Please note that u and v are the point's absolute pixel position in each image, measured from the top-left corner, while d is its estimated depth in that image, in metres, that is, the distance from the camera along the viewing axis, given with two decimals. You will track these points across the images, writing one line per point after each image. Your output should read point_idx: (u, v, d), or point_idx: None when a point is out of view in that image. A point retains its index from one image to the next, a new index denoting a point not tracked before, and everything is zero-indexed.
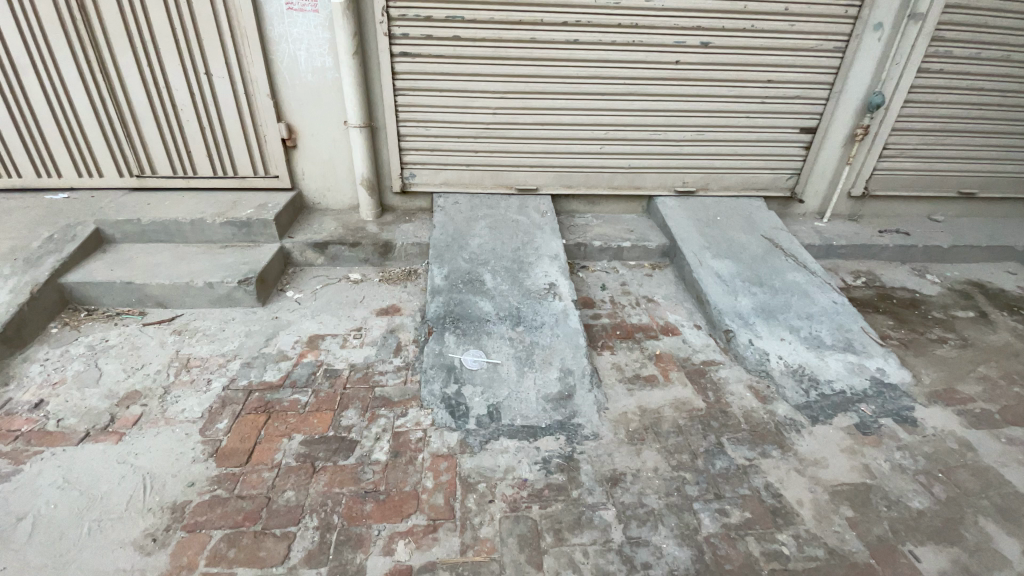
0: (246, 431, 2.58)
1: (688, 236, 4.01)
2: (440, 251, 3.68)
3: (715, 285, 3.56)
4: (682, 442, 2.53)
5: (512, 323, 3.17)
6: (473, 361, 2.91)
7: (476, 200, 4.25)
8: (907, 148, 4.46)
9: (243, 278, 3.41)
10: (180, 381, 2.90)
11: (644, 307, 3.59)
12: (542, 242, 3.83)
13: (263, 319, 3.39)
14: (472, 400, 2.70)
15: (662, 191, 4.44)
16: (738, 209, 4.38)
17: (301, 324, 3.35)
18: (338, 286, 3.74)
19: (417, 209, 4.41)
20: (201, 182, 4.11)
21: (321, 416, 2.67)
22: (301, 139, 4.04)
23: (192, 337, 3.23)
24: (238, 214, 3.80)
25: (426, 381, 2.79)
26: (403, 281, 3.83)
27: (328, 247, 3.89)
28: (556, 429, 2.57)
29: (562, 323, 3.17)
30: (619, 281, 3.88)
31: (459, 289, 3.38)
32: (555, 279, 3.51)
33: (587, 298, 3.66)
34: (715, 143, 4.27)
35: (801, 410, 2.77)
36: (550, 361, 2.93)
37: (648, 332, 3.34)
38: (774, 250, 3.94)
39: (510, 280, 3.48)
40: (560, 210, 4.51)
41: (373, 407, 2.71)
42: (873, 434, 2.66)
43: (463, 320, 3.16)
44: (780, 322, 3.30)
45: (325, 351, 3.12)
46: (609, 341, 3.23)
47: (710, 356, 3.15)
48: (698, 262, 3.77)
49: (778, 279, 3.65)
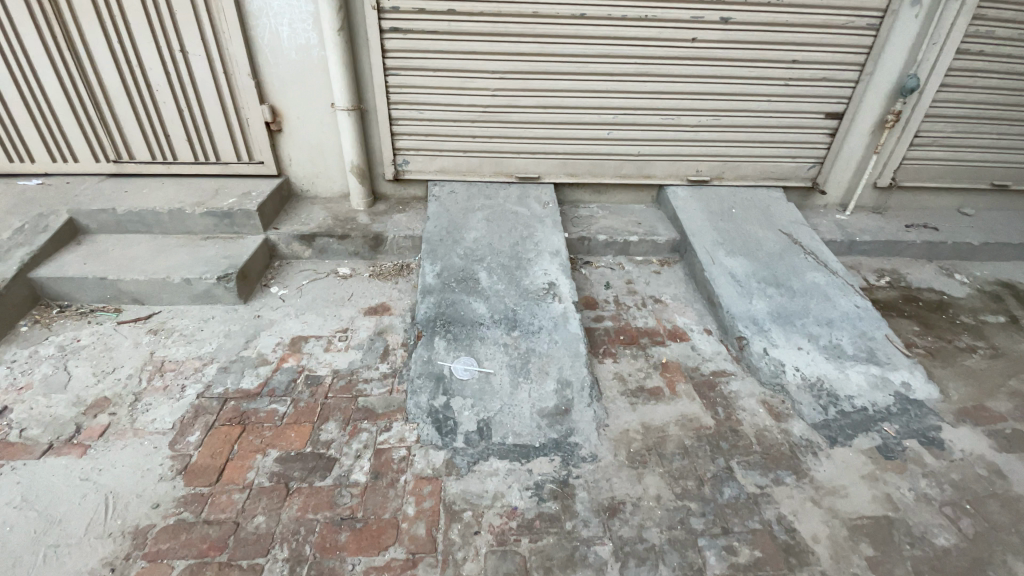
0: (217, 446, 2.42)
1: (700, 231, 3.73)
2: (433, 246, 3.44)
3: (728, 285, 3.31)
4: (688, 465, 2.33)
5: (507, 327, 2.94)
6: (464, 370, 2.70)
7: (473, 189, 3.98)
8: (941, 136, 4.11)
9: (223, 274, 3.20)
10: (152, 387, 2.73)
11: (650, 308, 3.35)
12: (543, 237, 3.57)
13: (244, 318, 3.20)
14: (461, 415, 2.50)
15: (674, 180, 4.15)
16: (755, 201, 4.08)
17: (283, 324, 3.15)
18: (325, 282, 3.53)
19: (411, 197, 4.16)
20: (182, 168, 3.88)
21: (298, 430, 2.48)
22: (286, 122, 3.78)
23: (168, 338, 3.05)
24: (219, 204, 3.57)
25: (413, 392, 2.58)
26: (394, 277, 3.60)
27: (315, 240, 3.67)
28: (550, 449, 2.37)
29: (561, 328, 2.94)
30: (624, 279, 3.63)
31: (451, 289, 3.15)
32: (555, 278, 3.27)
33: (590, 299, 3.41)
34: (732, 129, 3.95)
35: (819, 430, 2.55)
36: (547, 371, 2.72)
37: (654, 337, 3.11)
38: (792, 247, 3.66)
39: (507, 279, 3.24)
40: (564, 199, 4.23)
41: (355, 420, 2.53)
42: (896, 459, 2.43)
43: (454, 323, 2.94)
44: (797, 329, 3.05)
45: (308, 355, 2.92)
46: (611, 348, 3.00)
47: (720, 365, 2.92)
48: (710, 260, 3.50)
49: (796, 280, 3.39)
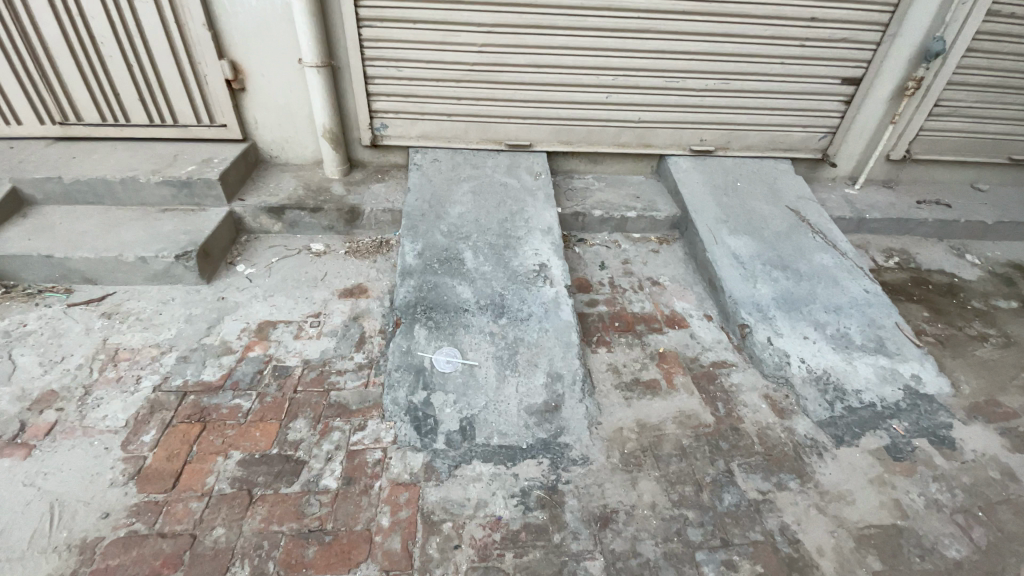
0: (175, 446, 2.21)
1: (702, 207, 3.47)
2: (414, 222, 3.16)
3: (731, 267, 3.09)
4: (686, 469, 2.16)
5: (494, 315, 2.72)
6: (447, 363, 2.49)
7: (458, 158, 3.66)
8: (962, 105, 3.82)
9: (181, 252, 2.92)
10: (104, 379, 2.50)
11: (647, 292, 3.13)
12: (534, 212, 3.30)
13: (207, 300, 2.93)
14: (442, 412, 2.30)
15: (675, 150, 3.86)
16: (761, 175, 3.82)
17: (250, 307, 2.90)
18: (296, 260, 3.25)
19: (391, 166, 3.83)
20: (137, 132, 3.52)
21: (264, 428, 2.28)
22: (250, 80, 3.40)
23: (123, 322, 2.79)
24: (178, 172, 3.24)
25: (390, 387, 2.38)
26: (372, 255, 3.33)
27: (285, 213, 3.36)
28: (539, 450, 2.19)
29: (552, 316, 2.72)
30: (620, 258, 3.39)
31: (433, 270, 2.90)
32: (546, 259, 3.02)
33: (583, 281, 3.17)
34: (741, 95, 3.64)
35: (824, 428, 2.40)
36: (537, 364, 2.51)
37: (650, 324, 2.90)
38: (799, 225, 3.43)
39: (494, 259, 2.99)
40: (557, 169, 3.93)
41: (327, 417, 2.33)
42: (905, 460, 2.31)
43: (437, 310, 2.71)
44: (804, 317, 2.86)
45: (276, 343, 2.69)
46: (605, 336, 2.79)
47: (720, 355, 2.73)
48: (713, 239, 3.26)
49: (804, 263, 3.18)
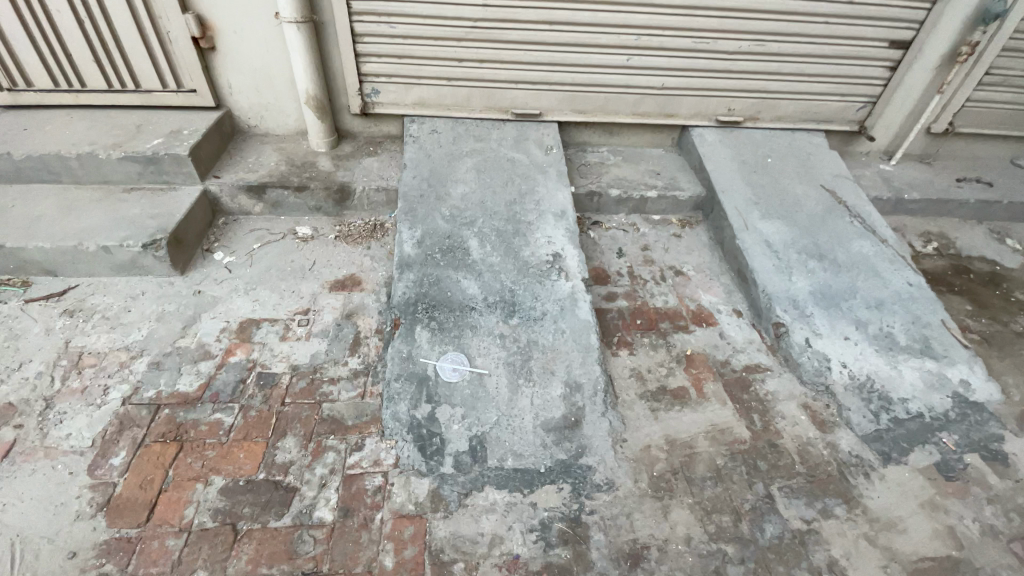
0: (148, 472, 1.96)
1: (730, 187, 3.15)
2: (412, 204, 2.82)
3: (764, 257, 2.81)
4: (722, 494, 1.95)
5: (504, 314, 2.43)
6: (452, 371, 2.22)
7: (460, 128, 3.27)
8: (1016, 73, 3.46)
9: (150, 241, 2.58)
10: (68, 390, 2.21)
11: (669, 283, 2.85)
12: (545, 192, 2.96)
13: (182, 295, 2.62)
14: (449, 429, 2.05)
15: (700, 120, 3.49)
16: (792, 150, 3.48)
17: (230, 303, 2.59)
18: (280, 246, 2.92)
19: (385, 137, 3.44)
20: (95, 99, 3.09)
21: (248, 448, 2.03)
22: (220, 38, 2.96)
23: (87, 322, 2.48)
24: (142, 147, 2.86)
25: (390, 400, 2.13)
26: (365, 240, 2.99)
27: (266, 192, 3.01)
28: (558, 474, 1.96)
29: (569, 315, 2.44)
30: (639, 243, 3.09)
31: (435, 262, 2.59)
32: (560, 247, 2.72)
33: (600, 271, 2.88)
34: (777, 58, 3.25)
35: (870, 444, 2.20)
36: (553, 372, 2.25)
37: (675, 321, 2.63)
38: (835, 208, 3.13)
39: (503, 249, 2.68)
40: (569, 141, 3.56)
41: (319, 435, 2.08)
42: (957, 479, 2.12)
43: (440, 308, 2.42)
44: (843, 314, 2.61)
45: (259, 345, 2.40)
46: (627, 336, 2.52)
47: (754, 358, 2.49)
48: (743, 225, 2.96)
49: (841, 252, 2.90)
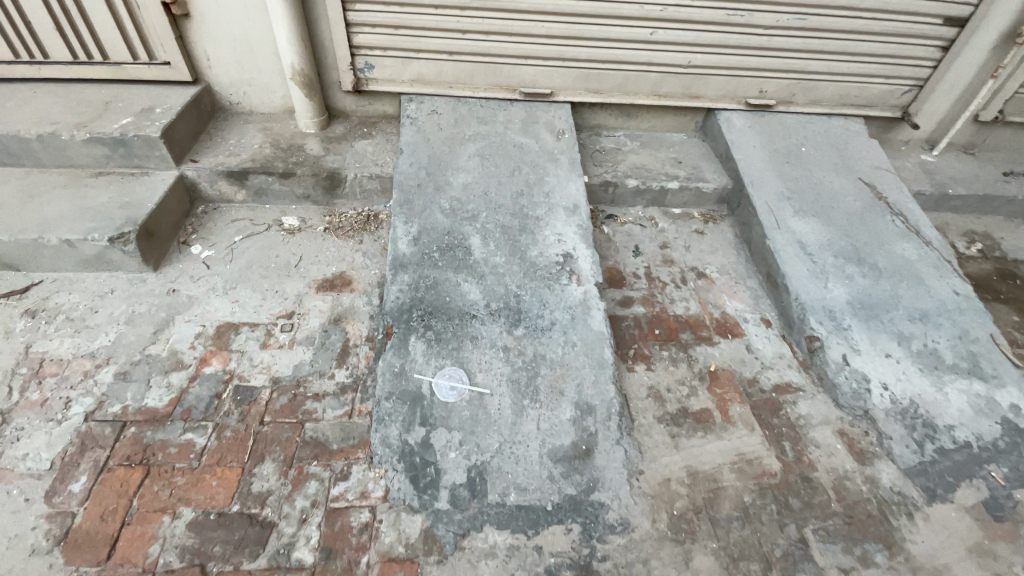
0: (110, 501, 1.77)
1: (760, 180, 2.87)
2: (408, 195, 2.54)
3: (797, 262, 2.54)
4: (750, 538, 1.75)
5: (508, 324, 2.18)
6: (450, 390, 1.99)
7: (462, 109, 2.96)
8: None
9: (117, 235, 2.33)
10: (26, 403, 2.00)
11: (690, 287, 2.59)
12: (555, 183, 2.67)
13: (154, 294, 2.38)
14: (445, 458, 1.83)
15: (728, 103, 3.17)
16: (827, 138, 3.17)
17: (207, 305, 2.35)
18: (264, 239, 2.66)
19: (380, 117, 3.14)
20: (60, 72, 2.78)
21: (222, 475, 1.82)
22: (196, 4, 2.64)
23: (50, 324, 2.25)
24: (109, 127, 2.59)
25: (380, 423, 1.90)
26: (357, 233, 2.73)
27: (248, 178, 2.74)
28: (566, 513, 1.75)
29: (580, 326, 2.19)
30: (658, 241, 2.81)
31: (432, 263, 2.33)
32: (571, 247, 2.45)
33: (614, 272, 2.61)
34: (818, 34, 2.90)
35: (913, 478, 1.98)
36: (562, 392, 2.01)
37: (697, 331, 2.38)
38: (875, 205, 2.84)
39: (508, 248, 2.42)
40: (582, 123, 3.24)
41: (301, 460, 1.87)
42: (1009, 522, 1.90)
43: (437, 316, 2.18)
44: (884, 327, 2.36)
45: (238, 354, 2.17)
46: (644, 349, 2.27)
47: (784, 376, 2.25)
48: (774, 223, 2.69)
49: (882, 256, 2.62)
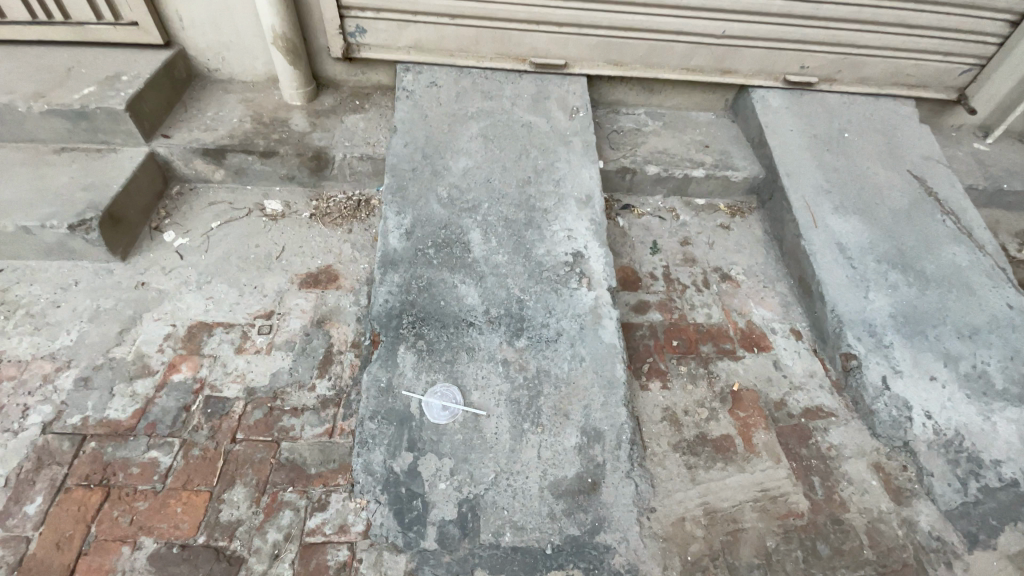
0: (66, 526, 1.60)
1: (796, 171, 2.58)
2: (401, 181, 2.25)
3: (834, 268, 2.28)
4: None
5: (509, 334, 1.94)
6: (442, 411, 1.78)
7: (465, 81, 2.64)
8: None
9: (77, 221, 2.10)
10: None
11: (713, 291, 2.33)
12: (567, 168, 2.37)
13: (122, 288, 2.17)
14: (433, 490, 1.65)
15: (764, 79, 2.83)
16: (873, 123, 2.83)
17: (178, 301, 2.14)
18: (243, 226, 2.42)
19: (374, 88, 2.82)
20: (16, 32, 2.49)
21: (188, 500, 1.65)
22: None
23: (8, 319, 2.05)
24: (69, 98, 2.32)
25: (363, 447, 1.71)
26: (345, 220, 2.47)
27: (226, 157, 2.48)
28: (567, 557, 1.57)
29: (589, 338, 1.95)
30: (678, 236, 2.53)
31: (426, 261, 2.07)
32: (583, 244, 2.17)
33: (629, 272, 2.34)
34: (874, 2, 2.53)
35: (955, 522, 1.78)
36: (567, 416, 1.80)
37: (720, 344, 2.14)
38: (924, 202, 2.53)
39: (512, 244, 2.15)
40: (599, 99, 2.91)
41: (275, 486, 1.68)
42: None
43: (430, 323, 1.94)
44: (929, 345, 2.10)
45: (211, 359, 1.97)
46: (660, 364, 2.04)
47: (815, 399, 2.03)
48: (811, 222, 2.41)
49: (930, 261, 2.34)
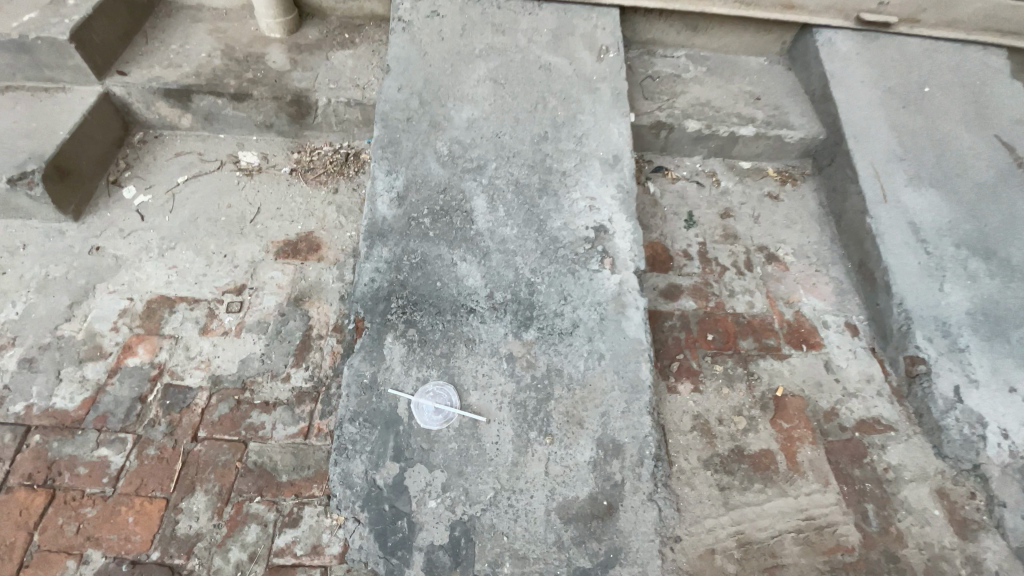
0: (5, 534, 1.39)
1: (865, 133, 2.16)
2: (394, 133, 1.87)
3: (905, 252, 1.92)
4: None
5: (515, 324, 1.65)
6: (434, 415, 1.51)
7: (472, 10, 2.16)
8: None
9: (18, 174, 1.81)
10: None
11: (757, 275, 1.99)
12: (592, 120, 1.96)
13: (74, 254, 1.89)
14: (422, 508, 1.42)
15: (832, 18, 2.36)
16: (961, 74, 2.36)
17: (137, 271, 1.86)
18: (214, 182, 2.10)
19: (367, 20, 2.39)
20: None
21: (142, 509, 1.43)
22: None
23: None
24: (5, 25, 1.96)
25: (341, 455, 1.46)
26: (331, 178, 2.13)
27: (193, 99, 2.12)
28: None
29: (610, 331, 1.64)
30: (718, 206, 2.17)
31: (420, 232, 1.74)
32: (608, 216, 1.81)
33: (658, 248, 2.01)
34: None
35: None
36: (581, 424, 1.53)
37: (763, 339, 1.83)
38: (1016, 174, 2.12)
39: (523, 214, 1.79)
40: (632, 38, 2.45)
41: (241, 495, 1.46)
42: None
43: (423, 308, 1.64)
44: (1014, 350, 1.77)
45: (172, 340, 1.71)
46: (691, 361, 1.75)
47: (871, 408, 1.74)
48: (879, 195, 2.03)
49: (1020, 247, 1.96)
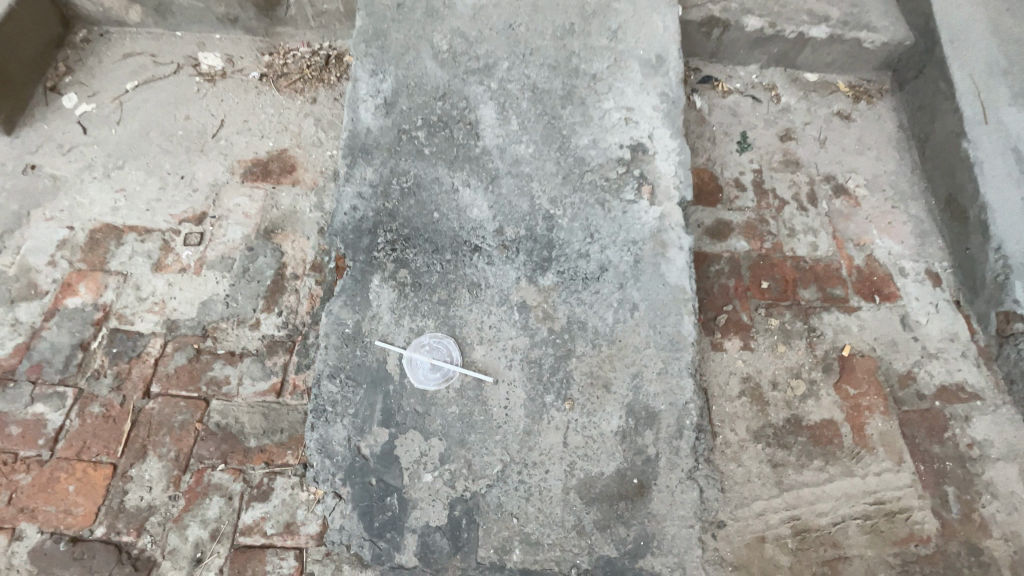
0: None
1: (969, 34, 1.73)
2: (380, 22, 1.48)
3: (1010, 185, 1.56)
4: None
5: (529, 266, 1.34)
6: (431, 373, 1.25)
7: None
8: None
9: None
10: None
11: (822, 211, 1.65)
12: (632, 9, 1.54)
13: (5, 173, 1.58)
14: (416, 483, 1.19)
15: None
16: None
17: (79, 194, 1.55)
18: (169, 89, 1.74)
19: None
20: None
21: (84, 477, 1.22)
22: None
23: None
24: None
25: (319, 419, 1.21)
26: (308, 85, 1.76)
27: None
28: None
29: (646, 276, 1.33)
30: (777, 126, 1.78)
31: (414, 150, 1.40)
32: (647, 132, 1.45)
33: (704, 177, 1.65)
34: None
35: None
36: (608, 388, 1.26)
37: (827, 289, 1.52)
38: None
39: (542, 128, 1.43)
40: None
41: (201, 464, 1.24)
42: None
43: (418, 244, 1.34)
44: None
45: (120, 278, 1.43)
46: (740, 314, 1.45)
47: (954, 372, 1.45)
48: (981, 114, 1.64)
49: None
